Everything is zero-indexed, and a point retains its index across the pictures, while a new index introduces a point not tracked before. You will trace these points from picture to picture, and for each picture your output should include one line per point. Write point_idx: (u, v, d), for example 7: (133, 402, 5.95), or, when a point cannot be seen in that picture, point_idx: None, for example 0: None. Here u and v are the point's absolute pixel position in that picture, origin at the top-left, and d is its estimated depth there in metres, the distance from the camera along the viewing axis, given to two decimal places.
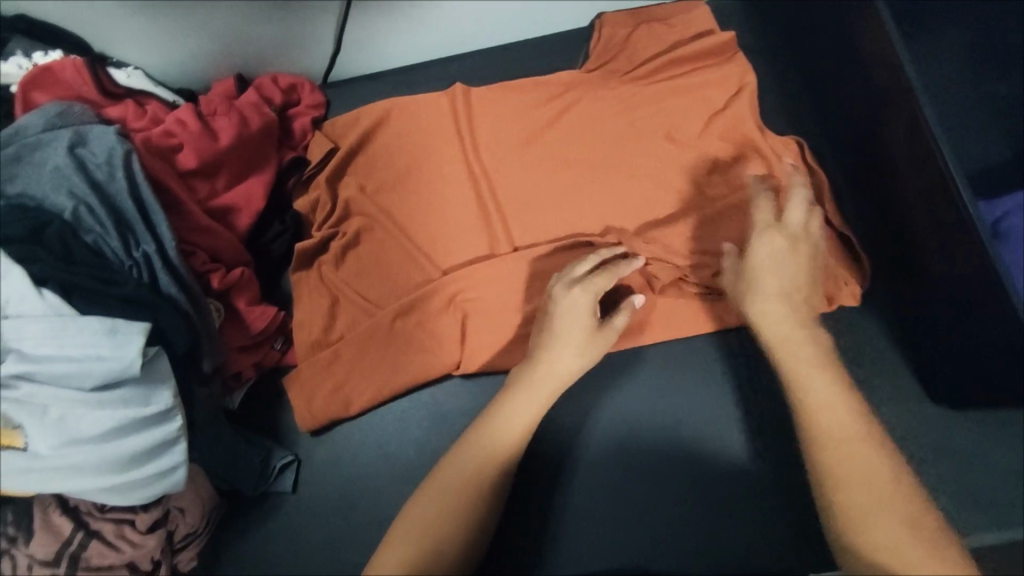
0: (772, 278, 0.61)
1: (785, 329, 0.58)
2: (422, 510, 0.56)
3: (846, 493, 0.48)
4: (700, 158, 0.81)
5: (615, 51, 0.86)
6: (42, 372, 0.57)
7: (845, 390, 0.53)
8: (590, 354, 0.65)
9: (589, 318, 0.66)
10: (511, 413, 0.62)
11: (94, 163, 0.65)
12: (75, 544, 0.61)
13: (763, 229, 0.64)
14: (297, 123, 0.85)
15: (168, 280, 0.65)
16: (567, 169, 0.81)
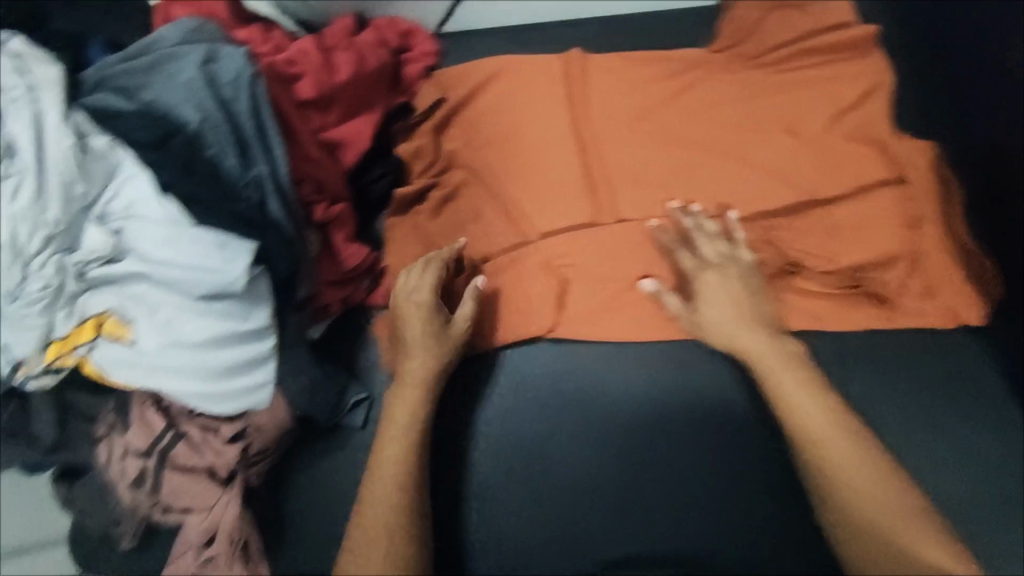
0: (721, 310, 0.70)
1: (758, 349, 0.67)
2: (373, 508, 0.62)
3: (828, 481, 0.59)
4: (822, 155, 0.76)
5: (742, 35, 0.83)
6: (158, 274, 0.60)
7: (814, 393, 0.64)
8: (438, 348, 0.70)
9: (426, 314, 0.70)
10: (400, 411, 0.68)
11: (222, 80, 0.65)
12: (165, 441, 0.66)
13: (697, 271, 0.72)
14: (409, 70, 0.85)
15: (277, 205, 0.65)
16: (675, 147, 0.78)
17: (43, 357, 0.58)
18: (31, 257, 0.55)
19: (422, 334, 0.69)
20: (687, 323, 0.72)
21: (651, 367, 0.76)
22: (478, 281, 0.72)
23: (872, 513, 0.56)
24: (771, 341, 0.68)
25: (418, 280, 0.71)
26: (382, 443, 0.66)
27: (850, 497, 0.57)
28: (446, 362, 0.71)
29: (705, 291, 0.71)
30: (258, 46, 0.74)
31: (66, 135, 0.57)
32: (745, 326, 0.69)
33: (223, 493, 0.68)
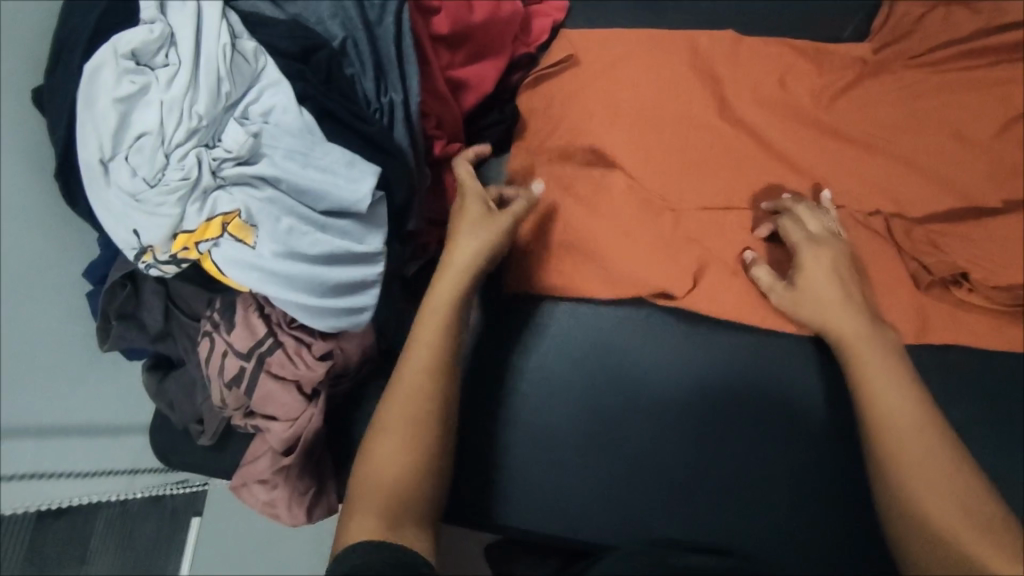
0: (826, 288, 0.67)
1: (856, 334, 0.65)
2: (390, 417, 0.59)
3: (906, 472, 0.57)
4: (966, 162, 0.75)
5: (900, 36, 0.78)
6: (287, 182, 0.60)
7: (907, 386, 0.61)
8: (486, 233, 0.66)
9: (474, 202, 0.68)
10: (439, 304, 0.64)
11: (369, 4, 0.66)
12: (264, 347, 0.66)
13: (805, 247, 0.69)
14: (537, 21, 0.83)
15: (404, 132, 0.66)
16: (801, 134, 0.77)
17: (170, 245, 0.59)
18: (175, 147, 0.58)
19: (476, 218, 0.67)
20: (780, 297, 0.70)
21: (718, 346, 0.72)
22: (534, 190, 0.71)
23: (949, 518, 0.55)
24: (869, 329, 0.65)
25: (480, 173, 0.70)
26: (412, 347, 0.62)
27: (926, 497, 0.56)
28: (491, 249, 0.67)
29: (808, 263, 0.68)
30: None
31: (222, 33, 0.59)
32: (844, 307, 0.66)
33: (308, 407, 0.69)
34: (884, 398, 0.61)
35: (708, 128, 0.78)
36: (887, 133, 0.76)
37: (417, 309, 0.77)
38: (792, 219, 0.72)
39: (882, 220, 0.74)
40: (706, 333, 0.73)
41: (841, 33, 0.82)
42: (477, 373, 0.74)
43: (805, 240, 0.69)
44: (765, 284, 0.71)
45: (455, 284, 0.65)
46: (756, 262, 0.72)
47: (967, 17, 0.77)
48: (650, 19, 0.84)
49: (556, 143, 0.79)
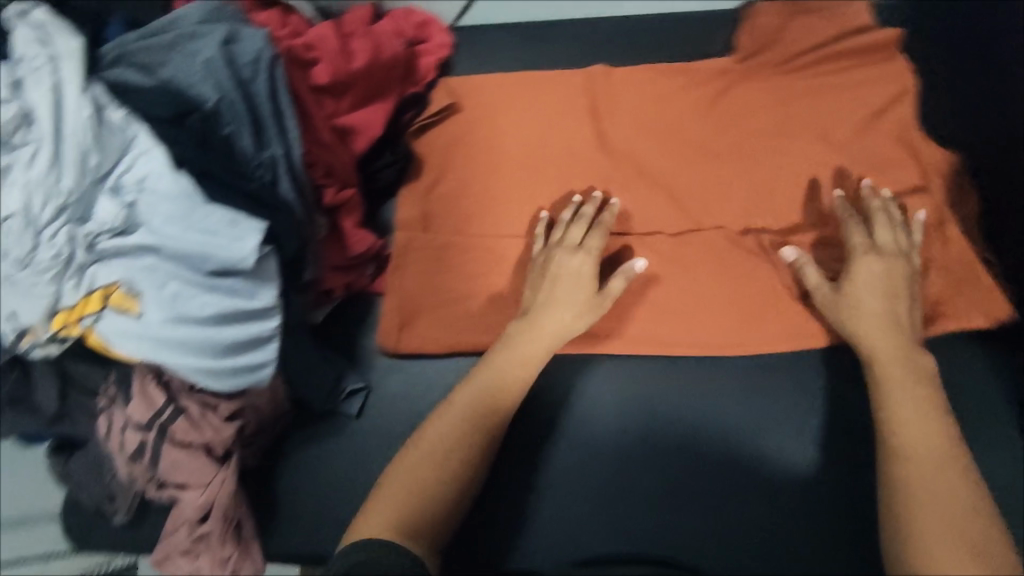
0: (868, 298, 0.70)
1: (896, 353, 0.67)
2: (425, 456, 0.64)
3: (915, 482, 0.58)
4: (834, 158, 0.80)
5: (763, 47, 0.84)
6: (167, 249, 0.60)
7: (931, 412, 0.63)
8: (582, 317, 0.72)
9: (584, 276, 0.73)
10: (509, 361, 0.69)
11: (241, 61, 0.66)
12: (164, 416, 0.65)
13: (860, 253, 0.72)
14: (423, 61, 0.85)
15: (288, 186, 0.67)
16: (680, 148, 0.81)
17: (48, 326, 0.58)
18: (44, 225, 0.57)
19: (569, 287, 0.72)
20: (824, 299, 0.72)
21: (664, 383, 0.75)
22: (636, 263, 0.73)
23: (937, 520, 0.55)
24: (906, 343, 0.67)
25: (584, 249, 0.74)
26: (461, 388, 0.69)
27: (920, 497, 0.57)
28: (579, 326, 0.72)
29: (857, 273, 0.71)
30: (276, 29, 0.74)
31: (84, 105, 0.58)
32: (878, 310, 0.69)
33: (219, 471, 0.68)
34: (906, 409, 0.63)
35: (595, 149, 0.82)
36: (758, 139, 0.81)
37: (332, 352, 0.77)
38: (855, 222, 0.75)
39: (755, 238, 0.78)
40: (662, 376, 0.76)
41: (713, 46, 0.86)
42: (395, 408, 0.77)
43: (868, 254, 0.72)
44: (855, 245, 0.73)
45: (539, 349, 0.70)
46: (801, 261, 0.74)
47: (821, 24, 0.84)
48: (527, 55, 0.88)
49: (446, 179, 0.82)
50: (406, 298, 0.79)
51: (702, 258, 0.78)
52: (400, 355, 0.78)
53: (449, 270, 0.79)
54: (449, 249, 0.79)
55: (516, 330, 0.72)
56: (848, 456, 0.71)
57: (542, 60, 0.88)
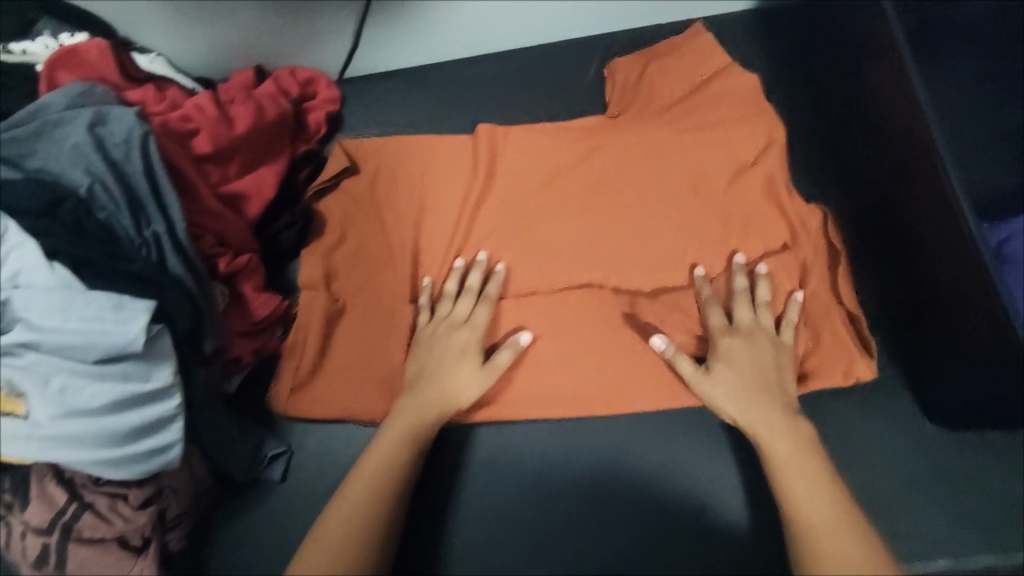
0: (738, 369, 0.70)
1: (771, 425, 0.67)
2: (331, 533, 0.63)
3: None
4: (711, 165, 0.81)
5: (638, 65, 0.87)
6: (49, 343, 0.58)
7: (825, 487, 0.62)
8: (465, 395, 0.72)
9: (469, 351, 0.73)
10: (378, 464, 0.67)
11: (111, 142, 0.66)
12: (67, 514, 0.62)
13: (721, 334, 0.73)
14: (312, 117, 0.88)
15: (176, 261, 0.66)
16: (568, 174, 0.83)
17: None
18: None
19: (452, 361, 0.73)
20: (696, 387, 0.71)
21: (595, 428, 0.76)
22: (521, 337, 0.75)
23: (849, 561, 0.57)
24: (765, 391, 0.69)
25: (465, 322, 0.75)
26: (360, 463, 0.68)
27: (823, 536, 0.59)
28: (462, 403, 0.72)
29: (725, 352, 0.71)
30: (151, 104, 0.74)
31: None
32: (731, 377, 0.70)
33: (137, 561, 0.65)
34: (790, 465, 0.64)
35: (486, 185, 0.83)
36: (642, 155, 0.82)
37: (250, 421, 0.76)
38: (709, 303, 0.75)
39: (625, 300, 0.79)
40: (593, 422, 0.76)
41: (588, 71, 0.90)
42: (320, 466, 0.77)
43: (722, 332, 0.73)
44: (715, 327, 0.73)
45: (426, 427, 0.70)
46: (674, 356, 0.72)
47: (675, 64, 0.86)
48: (414, 104, 0.91)
49: (346, 233, 0.83)
50: (305, 361, 0.78)
51: (574, 326, 0.78)
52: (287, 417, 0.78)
53: (358, 321, 0.79)
54: (356, 302, 0.80)
55: (387, 432, 0.70)
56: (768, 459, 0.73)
57: (428, 106, 0.91)
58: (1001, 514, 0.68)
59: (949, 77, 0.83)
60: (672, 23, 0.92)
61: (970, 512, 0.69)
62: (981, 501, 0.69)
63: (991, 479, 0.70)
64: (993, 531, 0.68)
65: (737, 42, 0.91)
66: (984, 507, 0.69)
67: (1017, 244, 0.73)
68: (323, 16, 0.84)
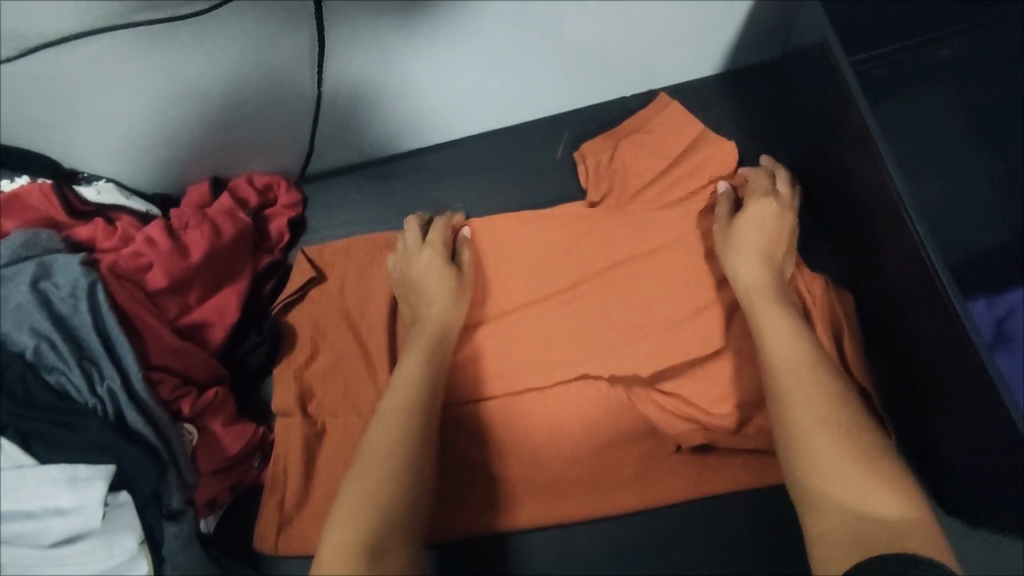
0: (750, 237, 0.71)
1: (759, 283, 0.68)
2: (377, 448, 0.61)
3: (799, 413, 0.57)
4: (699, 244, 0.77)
5: (608, 145, 0.85)
6: (1, 529, 0.56)
7: (796, 329, 0.63)
8: (455, 300, 0.74)
9: (444, 258, 0.76)
10: (405, 387, 0.67)
11: (58, 296, 0.64)
12: None
13: (758, 197, 0.74)
14: (273, 225, 0.85)
15: (135, 416, 0.62)
16: (545, 267, 0.79)
17: None
18: None
19: (439, 277, 0.75)
20: (722, 238, 0.73)
21: (635, 533, 0.71)
22: (466, 231, 0.80)
23: (817, 399, 0.57)
24: (768, 296, 0.67)
25: (428, 242, 0.77)
26: (394, 381, 0.68)
27: (800, 411, 0.57)
28: (461, 308, 0.74)
29: (751, 214, 0.72)
30: (101, 241, 0.72)
31: None
32: (754, 251, 0.70)
33: None
34: (766, 317, 0.65)
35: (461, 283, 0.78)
36: (626, 241, 0.79)
37: (231, 563, 0.71)
38: (756, 179, 0.77)
39: (621, 389, 0.75)
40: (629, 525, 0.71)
41: (556, 152, 0.88)
42: None
43: (762, 197, 0.74)
44: (752, 193, 0.75)
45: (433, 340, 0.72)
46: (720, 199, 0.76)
47: (644, 140, 0.82)
48: (381, 203, 0.88)
49: (315, 349, 0.78)
50: (290, 495, 0.72)
51: (562, 428, 0.75)
52: (281, 555, 0.72)
53: (337, 447, 0.74)
54: (337, 420, 0.75)
55: (377, 425, 0.63)
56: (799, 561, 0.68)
57: (394, 203, 0.88)
58: None
59: (931, 133, 0.79)
60: (637, 96, 0.90)
61: None
62: None
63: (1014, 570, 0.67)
64: None
65: (709, 106, 0.88)
66: None
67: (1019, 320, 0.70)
68: (275, 126, 0.81)
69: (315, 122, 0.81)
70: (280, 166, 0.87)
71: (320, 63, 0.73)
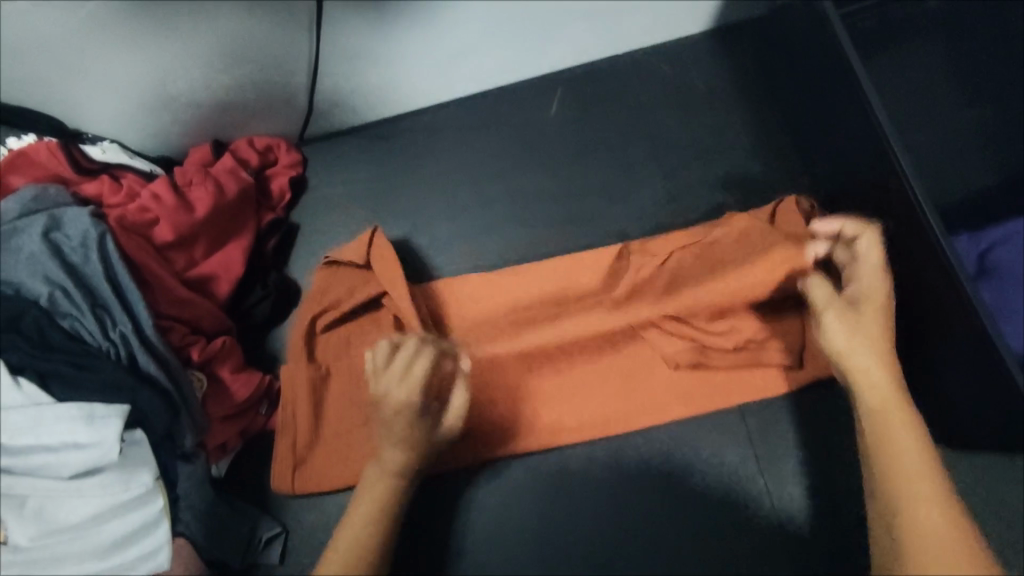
0: (871, 321, 0.61)
1: (880, 374, 0.58)
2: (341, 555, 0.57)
3: (910, 523, 0.50)
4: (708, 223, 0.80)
5: (606, 118, 0.89)
6: (22, 464, 0.57)
7: (921, 441, 0.54)
8: (406, 448, 0.63)
9: (413, 410, 0.62)
10: (370, 506, 0.61)
11: (69, 247, 0.66)
12: None
13: (874, 272, 0.63)
14: (275, 184, 0.87)
15: (147, 359, 0.65)
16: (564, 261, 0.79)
17: None
18: None
19: (400, 442, 0.63)
20: (829, 313, 0.62)
21: (630, 468, 0.74)
22: (463, 368, 0.67)
23: (937, 520, 0.50)
24: (895, 401, 0.57)
25: (395, 381, 0.61)
26: (350, 511, 0.61)
27: (915, 531, 0.50)
28: (418, 454, 0.64)
29: (863, 293, 0.63)
30: (108, 197, 0.74)
31: None
32: (876, 332, 0.60)
33: None
34: (883, 410, 0.56)
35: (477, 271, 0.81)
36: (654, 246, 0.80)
37: (244, 502, 0.75)
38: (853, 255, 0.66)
39: (622, 318, 0.77)
40: (626, 453, 0.75)
41: (548, 109, 0.90)
42: (317, 541, 0.75)
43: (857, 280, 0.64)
44: (854, 273, 0.65)
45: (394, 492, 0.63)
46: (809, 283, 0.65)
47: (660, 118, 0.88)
48: (380, 162, 0.90)
49: (339, 306, 0.79)
50: (300, 436, 0.76)
51: (562, 358, 0.77)
52: (296, 494, 0.76)
53: (346, 392, 0.78)
54: (341, 363, 0.79)
55: (367, 491, 0.62)
56: (785, 493, 0.73)
57: (393, 161, 0.90)
58: None
59: (920, 81, 0.81)
60: (629, 55, 0.91)
61: None
62: None
63: None
64: None
65: (699, 64, 0.90)
66: None
67: (1003, 253, 0.72)
68: (273, 86, 0.82)
69: (314, 81, 0.82)
70: (279, 129, 0.89)
71: (319, 24, 0.75)
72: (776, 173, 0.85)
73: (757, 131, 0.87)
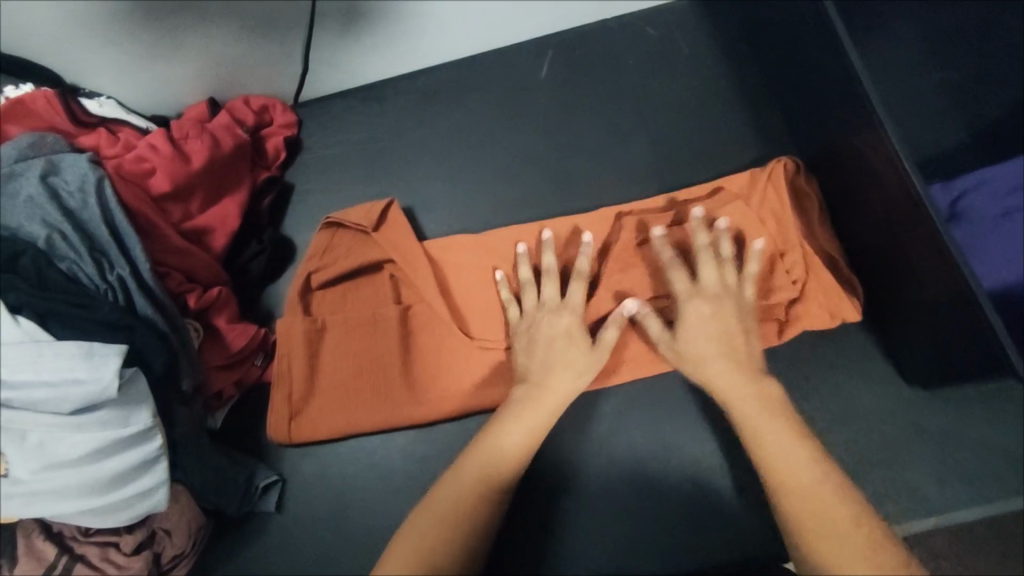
0: (704, 342, 0.69)
1: (724, 384, 0.66)
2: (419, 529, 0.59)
3: (787, 491, 0.58)
4: (698, 188, 0.82)
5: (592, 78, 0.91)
6: (21, 398, 0.56)
7: (783, 423, 0.62)
8: (585, 373, 0.70)
9: (578, 334, 0.72)
10: (456, 481, 0.62)
11: (67, 191, 0.66)
12: (59, 568, 0.61)
13: (688, 299, 0.71)
14: (270, 143, 0.88)
15: (144, 302, 0.66)
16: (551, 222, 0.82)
17: None
18: None
19: (576, 356, 0.71)
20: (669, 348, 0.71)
21: (619, 417, 0.76)
22: (625, 307, 0.72)
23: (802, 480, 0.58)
24: (753, 397, 0.65)
25: (561, 306, 0.74)
26: (436, 489, 0.62)
27: (789, 495, 0.57)
28: (588, 376, 0.70)
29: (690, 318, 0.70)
30: (105, 148, 0.75)
31: None
32: (716, 362, 0.67)
33: None
34: (745, 411, 0.64)
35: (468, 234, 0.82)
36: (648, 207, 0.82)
37: (240, 453, 0.76)
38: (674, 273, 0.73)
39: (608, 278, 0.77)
40: (616, 403, 0.76)
41: (539, 71, 0.92)
42: (315, 489, 0.76)
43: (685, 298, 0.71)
44: (680, 291, 0.72)
45: (540, 416, 0.67)
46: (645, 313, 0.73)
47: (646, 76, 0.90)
48: (373, 122, 0.92)
49: (336, 269, 0.80)
50: (296, 387, 0.77)
51: None
52: (290, 445, 0.77)
53: (334, 345, 0.78)
54: (335, 317, 0.79)
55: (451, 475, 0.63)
56: None
57: (386, 120, 0.92)
58: (977, 463, 0.72)
59: (896, 40, 0.83)
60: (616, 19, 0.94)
61: (954, 466, 0.72)
62: (961, 456, 0.72)
63: (967, 433, 0.73)
64: (976, 482, 0.71)
65: (684, 27, 0.92)
66: (964, 460, 0.72)
67: (974, 199, 0.74)
68: (267, 41, 0.83)
69: (309, 36, 0.83)
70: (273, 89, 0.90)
71: None
72: (758, 133, 0.88)
73: (741, 92, 0.89)
